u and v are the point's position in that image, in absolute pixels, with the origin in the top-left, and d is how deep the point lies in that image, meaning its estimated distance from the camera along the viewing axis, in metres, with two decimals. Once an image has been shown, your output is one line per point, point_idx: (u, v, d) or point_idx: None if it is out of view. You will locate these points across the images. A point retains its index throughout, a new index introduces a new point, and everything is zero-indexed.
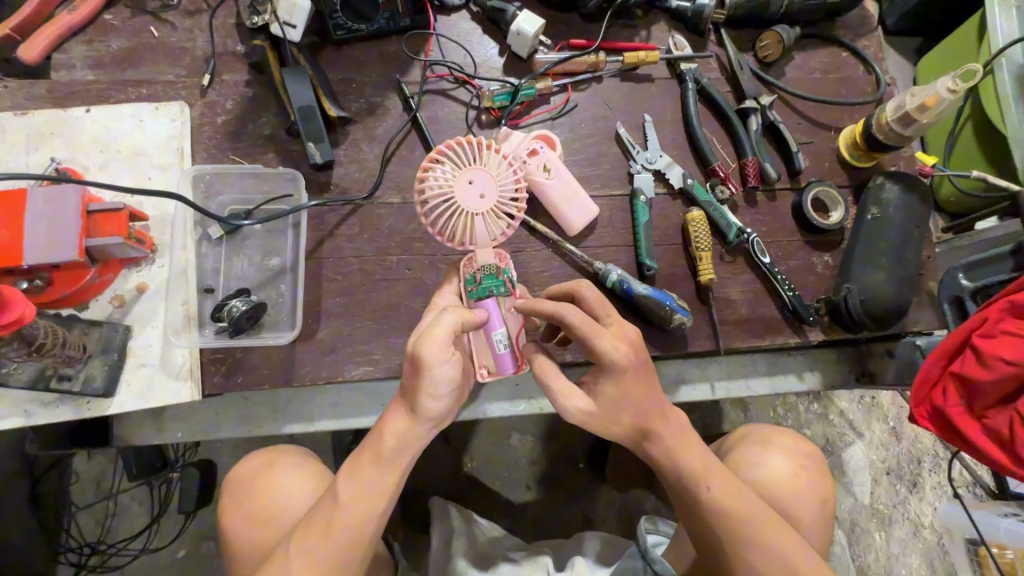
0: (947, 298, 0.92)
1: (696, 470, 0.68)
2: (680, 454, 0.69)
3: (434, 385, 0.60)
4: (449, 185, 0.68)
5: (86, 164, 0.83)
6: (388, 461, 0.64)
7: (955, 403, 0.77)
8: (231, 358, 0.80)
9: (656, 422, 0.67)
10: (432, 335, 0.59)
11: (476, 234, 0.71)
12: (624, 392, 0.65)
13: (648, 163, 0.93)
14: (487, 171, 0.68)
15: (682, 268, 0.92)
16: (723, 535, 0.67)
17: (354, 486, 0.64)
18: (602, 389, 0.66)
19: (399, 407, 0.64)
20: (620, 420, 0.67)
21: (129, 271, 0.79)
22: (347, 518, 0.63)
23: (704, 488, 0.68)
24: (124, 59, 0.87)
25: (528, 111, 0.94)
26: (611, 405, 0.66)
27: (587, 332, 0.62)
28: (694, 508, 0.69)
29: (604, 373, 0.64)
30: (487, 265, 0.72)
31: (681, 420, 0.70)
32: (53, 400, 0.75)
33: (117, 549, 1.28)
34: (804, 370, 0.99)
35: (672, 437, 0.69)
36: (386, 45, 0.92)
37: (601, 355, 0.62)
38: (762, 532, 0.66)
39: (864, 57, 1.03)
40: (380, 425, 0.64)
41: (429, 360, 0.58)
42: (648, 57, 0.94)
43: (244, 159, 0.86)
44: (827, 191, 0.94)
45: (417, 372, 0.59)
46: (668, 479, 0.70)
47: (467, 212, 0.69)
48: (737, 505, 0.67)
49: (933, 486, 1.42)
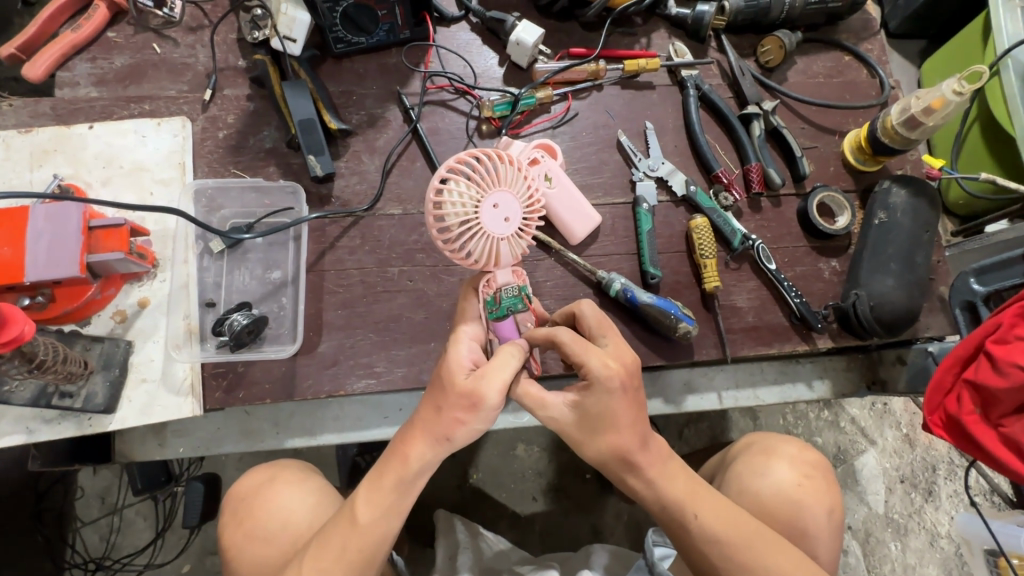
0: (958, 303, 0.90)
1: (680, 497, 0.67)
2: (662, 484, 0.67)
3: (484, 420, 0.62)
4: (472, 209, 0.65)
5: (88, 179, 0.83)
6: (412, 483, 0.63)
7: (970, 411, 0.75)
8: (233, 372, 0.79)
9: (637, 451, 0.65)
10: (499, 377, 0.60)
11: (501, 257, 0.67)
12: (608, 417, 0.63)
13: (650, 170, 0.93)
14: (509, 191, 0.65)
15: (686, 276, 0.91)
16: (719, 563, 0.64)
17: (372, 504, 0.63)
18: (584, 406, 0.64)
19: (427, 436, 0.62)
20: (593, 441, 0.65)
21: (131, 285, 0.79)
22: (363, 538, 0.63)
23: (690, 516, 0.66)
24: (128, 76, 0.88)
25: (528, 120, 0.93)
26: (585, 429, 0.65)
27: (579, 350, 0.62)
28: (682, 538, 0.67)
29: (589, 391, 0.63)
30: (509, 286, 0.69)
31: (661, 448, 0.68)
32: (55, 417, 0.75)
33: (122, 565, 1.27)
34: (813, 378, 0.97)
35: (652, 464, 0.67)
36: (386, 57, 0.92)
37: (591, 373, 0.62)
38: (759, 557, 0.64)
39: (868, 61, 1.02)
40: (404, 448, 0.63)
41: (493, 401, 0.60)
42: (649, 65, 0.94)
43: (245, 173, 0.86)
44: (833, 196, 0.93)
45: (473, 409, 0.61)
46: (655, 510, 0.68)
47: (492, 237, 0.66)
48: (731, 529, 0.65)
49: (948, 494, 1.39)
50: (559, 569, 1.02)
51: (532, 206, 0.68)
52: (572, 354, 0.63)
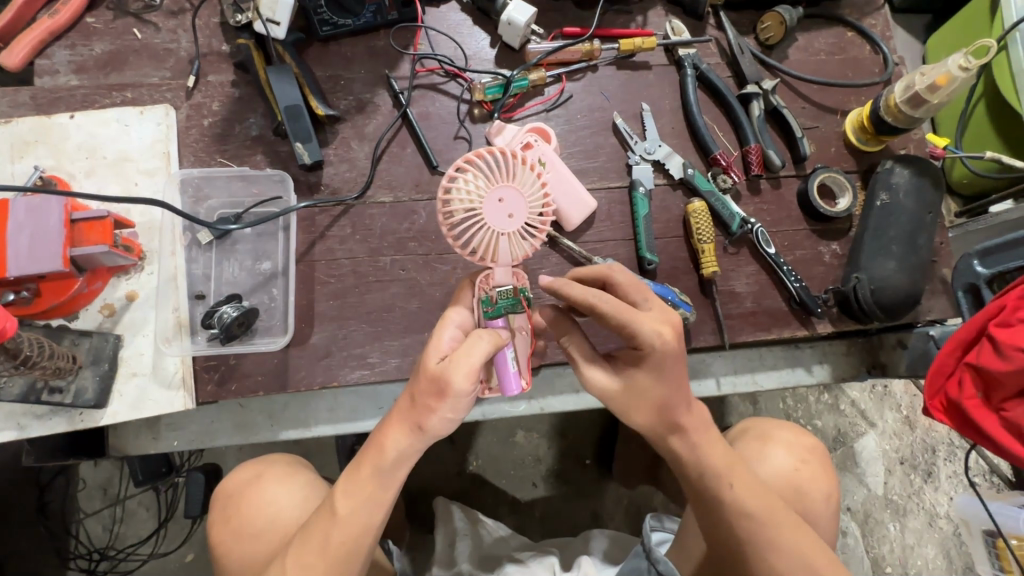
0: (961, 285, 0.86)
1: (719, 466, 0.66)
2: (704, 453, 0.66)
3: (453, 408, 0.60)
4: (476, 200, 0.63)
5: (71, 171, 0.81)
6: (387, 475, 0.62)
7: (971, 395, 0.74)
8: (224, 364, 0.78)
9: (684, 416, 0.65)
10: (464, 362, 0.58)
11: (498, 254, 0.65)
12: (656, 383, 0.63)
13: (646, 153, 0.90)
14: (517, 188, 0.64)
15: (684, 262, 0.89)
16: (746, 534, 0.64)
17: (353, 499, 0.62)
18: (638, 375, 0.64)
19: (403, 423, 0.61)
20: (643, 409, 0.66)
21: (118, 279, 0.78)
22: (345, 532, 0.62)
23: (727, 488, 0.65)
24: (108, 63, 0.86)
25: (521, 103, 0.91)
26: (636, 394, 0.65)
27: (624, 318, 0.60)
28: (714, 508, 0.66)
29: (650, 359, 0.62)
30: (504, 287, 0.67)
31: (704, 417, 0.67)
32: (46, 412, 0.74)
33: (126, 554, 1.28)
34: (813, 363, 0.95)
35: (694, 434, 0.66)
36: (374, 39, 0.89)
37: (647, 343, 0.60)
38: (779, 533, 0.64)
39: (872, 36, 0.99)
40: (381, 438, 0.62)
41: (459, 387, 0.58)
42: (645, 44, 0.91)
43: (232, 162, 0.84)
44: (834, 177, 0.91)
45: (441, 395, 0.58)
46: (689, 476, 0.68)
47: (493, 231, 0.64)
48: (762, 504, 0.65)
49: (948, 475, 1.39)
50: (558, 555, 1.03)
51: (541, 209, 0.66)
52: (622, 323, 0.60)
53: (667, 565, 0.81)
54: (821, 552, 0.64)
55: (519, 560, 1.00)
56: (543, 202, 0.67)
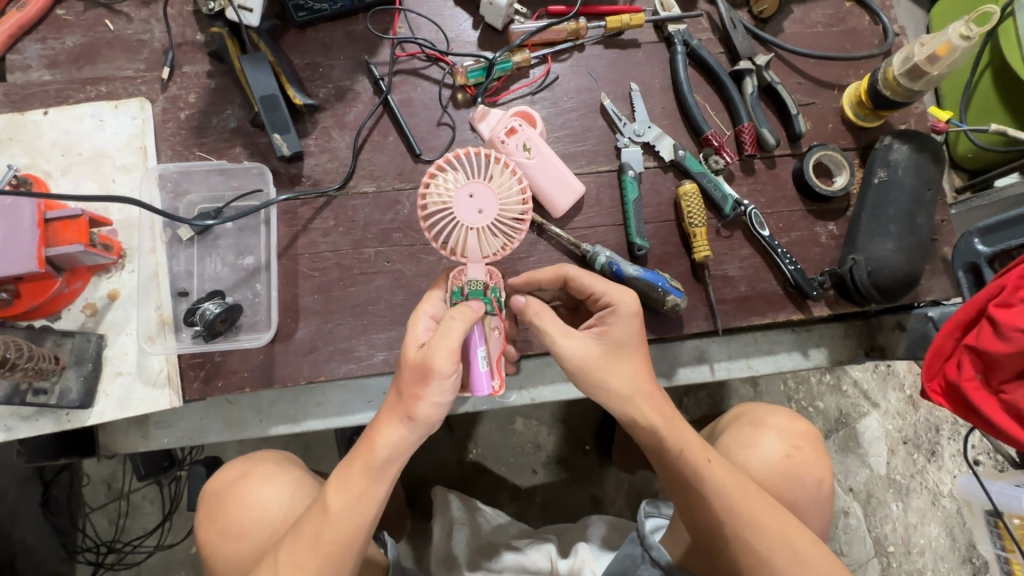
0: (961, 265, 0.82)
1: (695, 444, 0.67)
2: (678, 428, 0.67)
3: (439, 392, 0.60)
4: (448, 196, 0.63)
5: (47, 169, 0.80)
6: (380, 471, 0.61)
7: (970, 376, 0.72)
8: (210, 362, 0.78)
9: (651, 396, 0.68)
10: (443, 344, 0.58)
11: (468, 249, 0.65)
12: (626, 344, 0.68)
13: (636, 135, 0.88)
14: (487, 185, 0.63)
15: (675, 246, 0.87)
16: (729, 520, 0.64)
17: (344, 495, 0.61)
18: (610, 333, 0.68)
19: (393, 416, 0.61)
20: (615, 375, 0.67)
21: (99, 278, 0.77)
22: (336, 529, 0.60)
23: (706, 464, 0.65)
24: (81, 56, 0.83)
25: (506, 87, 0.88)
26: (607, 360, 0.67)
27: (589, 280, 0.71)
28: (695, 489, 0.65)
29: (615, 318, 0.68)
30: (475, 281, 0.67)
31: (667, 402, 0.69)
32: (33, 414, 0.74)
33: (132, 547, 1.29)
34: (809, 346, 0.93)
35: (661, 420, 0.67)
36: (352, 24, 0.87)
37: (614, 299, 0.69)
38: (755, 512, 0.63)
39: (870, 6, 0.95)
40: (373, 434, 0.62)
41: (441, 367, 0.58)
42: (632, 20, 0.87)
43: (211, 155, 0.82)
44: (831, 155, 0.88)
45: (426, 380, 0.59)
46: (667, 459, 0.67)
47: (463, 226, 0.63)
48: (737, 481, 0.65)
49: (951, 454, 1.38)
50: (555, 542, 1.03)
51: (518, 209, 0.64)
52: (589, 286, 0.71)
53: (660, 552, 0.82)
54: (802, 532, 0.63)
55: (516, 548, 1.01)
56: (518, 199, 0.65)
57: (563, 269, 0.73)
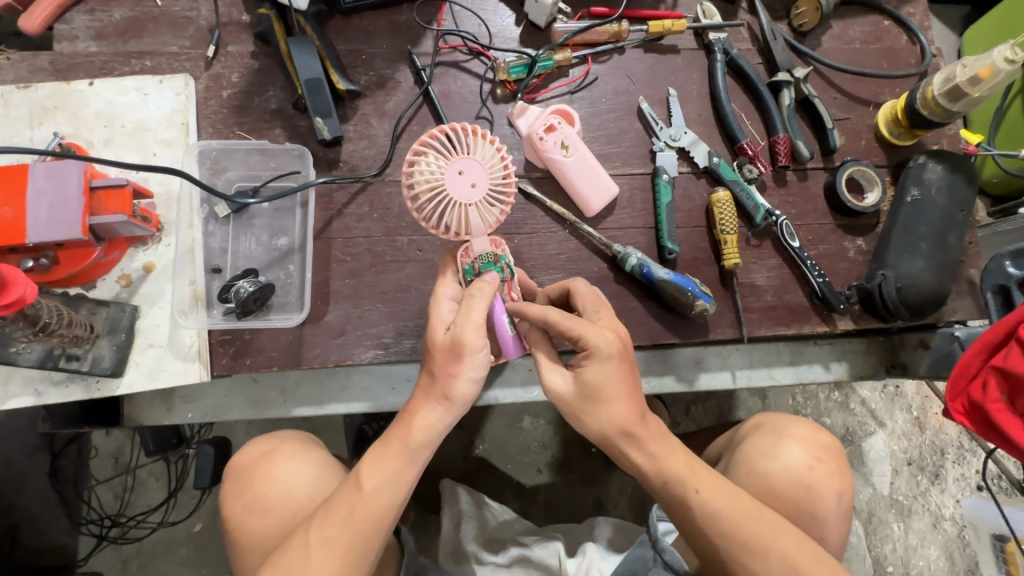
0: (990, 287, 0.82)
1: (682, 473, 0.66)
2: (663, 459, 0.67)
3: (474, 367, 0.61)
4: (438, 177, 0.64)
5: (90, 139, 0.80)
6: (417, 452, 0.62)
7: (994, 399, 0.73)
8: (239, 339, 0.78)
9: (636, 426, 0.66)
10: (470, 320, 0.60)
11: (471, 226, 0.66)
12: (605, 386, 0.64)
13: (671, 140, 0.88)
14: (474, 159, 0.65)
15: (704, 252, 0.88)
16: (723, 544, 0.64)
17: (377, 473, 0.61)
18: (583, 378, 0.64)
19: (429, 397, 0.62)
20: (591, 415, 0.65)
21: (136, 250, 0.78)
22: (369, 506, 0.61)
23: (693, 493, 0.65)
24: (127, 30, 0.84)
25: (545, 84, 0.89)
26: (586, 400, 0.65)
27: (570, 327, 0.63)
28: (685, 518, 0.66)
29: (590, 362, 0.64)
30: (484, 253, 0.68)
31: (653, 433, 0.67)
32: (63, 380, 0.74)
33: (136, 522, 1.29)
34: (830, 360, 0.93)
35: (645, 453, 0.67)
36: (396, 14, 0.87)
37: (589, 345, 0.63)
38: (751, 536, 0.64)
39: (909, 26, 0.95)
40: (410, 416, 0.62)
41: (473, 343, 0.60)
42: (674, 26, 0.88)
43: (251, 135, 0.83)
44: (864, 171, 0.88)
45: (459, 358, 0.60)
46: (655, 487, 0.68)
47: (461, 204, 0.65)
48: (731, 504, 0.65)
49: (955, 478, 1.38)
50: (562, 541, 1.04)
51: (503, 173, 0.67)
52: (568, 330, 0.64)
53: (673, 555, 0.82)
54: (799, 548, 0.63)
55: (524, 544, 1.02)
56: (502, 168, 0.67)
57: (545, 311, 0.64)
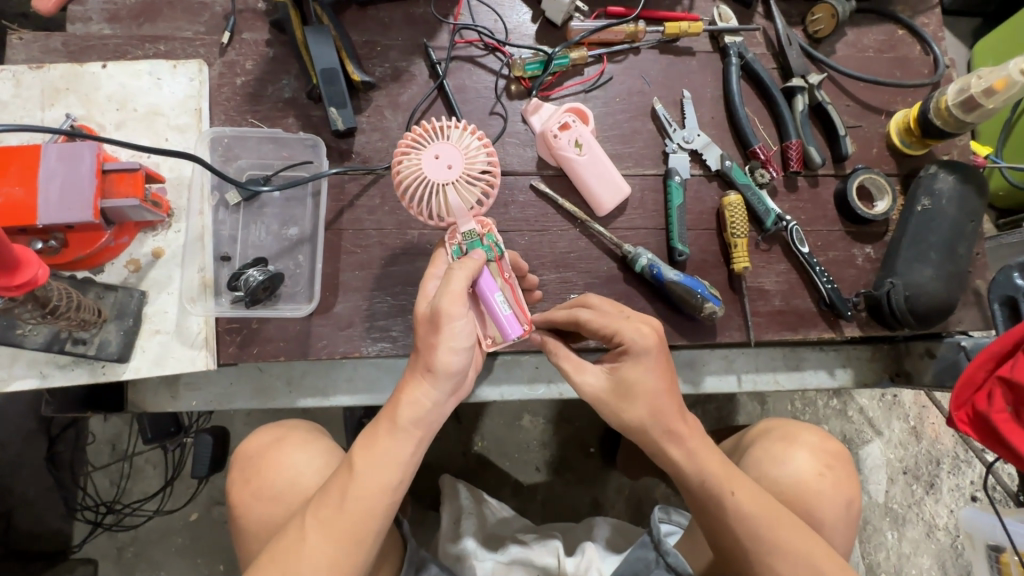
0: (997, 297, 0.82)
1: (721, 474, 0.66)
2: (702, 456, 0.66)
3: (453, 337, 0.59)
4: (416, 163, 0.66)
5: (101, 122, 0.80)
6: (406, 432, 0.61)
7: (1000, 409, 0.73)
8: (247, 328, 0.78)
9: (674, 417, 0.66)
10: (449, 288, 0.60)
11: (452, 207, 0.66)
12: (641, 383, 0.65)
13: (684, 142, 0.88)
14: (449, 143, 0.66)
15: (714, 255, 0.88)
16: (751, 547, 0.64)
17: (368, 455, 0.60)
18: (620, 372, 0.66)
19: (416, 373, 0.61)
20: (629, 409, 0.66)
21: (145, 235, 0.77)
22: (362, 490, 0.60)
23: (729, 495, 0.65)
24: (141, 13, 0.84)
25: (560, 82, 0.89)
26: (624, 394, 0.66)
27: (602, 321, 0.68)
28: (717, 518, 0.66)
29: (626, 355, 0.66)
30: (469, 231, 0.67)
31: (691, 428, 0.67)
32: (68, 363, 0.74)
33: (132, 509, 1.29)
34: (835, 366, 0.94)
35: (685, 452, 0.66)
36: (413, 7, 0.87)
37: (625, 339, 0.66)
38: (781, 536, 0.64)
39: (923, 36, 0.96)
40: (398, 394, 0.62)
41: (449, 309, 0.59)
42: (690, 28, 0.88)
43: (263, 123, 0.83)
44: (875, 179, 0.89)
45: (437, 327, 0.59)
46: (691, 486, 0.67)
47: (438, 186, 0.65)
48: (763, 509, 0.65)
49: (950, 489, 1.39)
50: (561, 540, 1.04)
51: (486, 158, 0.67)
52: (602, 326, 0.68)
53: (675, 558, 0.81)
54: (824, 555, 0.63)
55: (522, 542, 1.01)
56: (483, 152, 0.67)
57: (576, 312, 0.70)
